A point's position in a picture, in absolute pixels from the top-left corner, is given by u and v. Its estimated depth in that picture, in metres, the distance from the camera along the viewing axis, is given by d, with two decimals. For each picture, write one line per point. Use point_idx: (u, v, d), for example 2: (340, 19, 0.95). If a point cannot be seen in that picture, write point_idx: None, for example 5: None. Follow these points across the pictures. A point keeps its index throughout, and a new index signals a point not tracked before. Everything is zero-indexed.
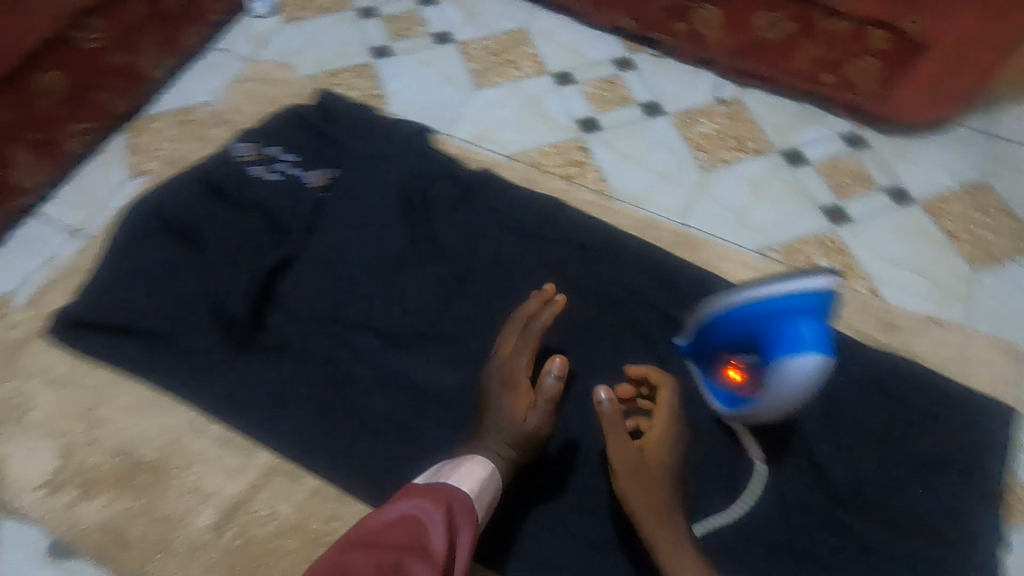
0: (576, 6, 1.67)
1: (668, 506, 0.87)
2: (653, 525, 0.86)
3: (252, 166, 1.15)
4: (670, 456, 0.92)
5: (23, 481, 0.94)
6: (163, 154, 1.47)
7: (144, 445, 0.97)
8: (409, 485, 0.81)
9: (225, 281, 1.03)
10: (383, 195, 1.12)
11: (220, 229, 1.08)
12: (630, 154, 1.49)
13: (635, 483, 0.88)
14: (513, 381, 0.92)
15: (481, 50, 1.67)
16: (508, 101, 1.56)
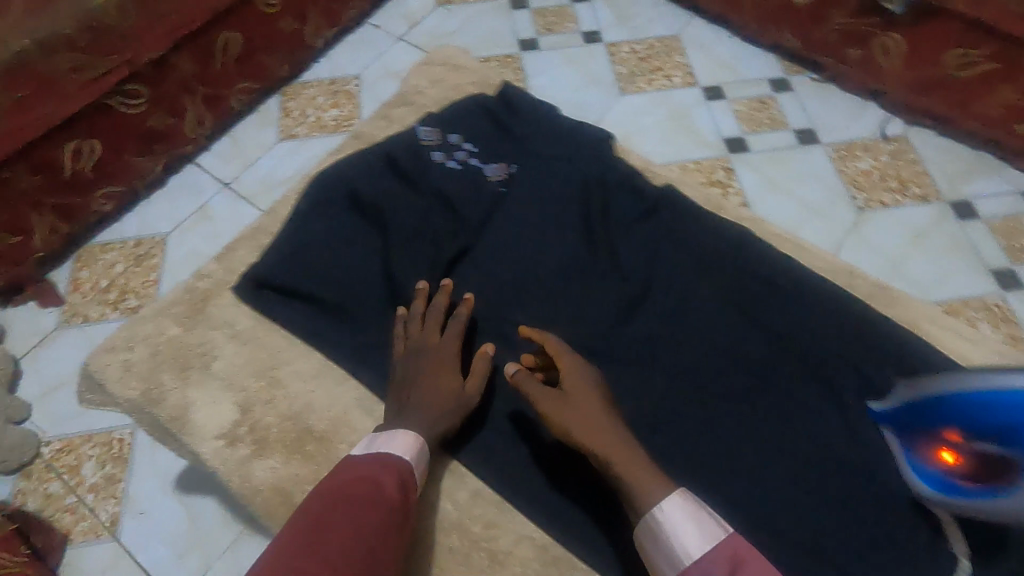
0: (737, 18, 1.58)
1: (622, 440, 0.69)
2: (618, 463, 0.68)
3: (431, 146, 0.84)
4: (585, 382, 0.74)
5: (201, 434, 0.71)
6: (312, 121, 1.51)
7: (316, 413, 0.72)
8: (347, 459, 0.65)
9: (402, 264, 0.78)
10: (559, 197, 0.83)
11: (395, 206, 0.79)
12: (779, 181, 1.40)
13: (584, 421, 0.70)
14: (438, 358, 0.73)
15: (630, 53, 1.61)
16: (654, 110, 1.51)
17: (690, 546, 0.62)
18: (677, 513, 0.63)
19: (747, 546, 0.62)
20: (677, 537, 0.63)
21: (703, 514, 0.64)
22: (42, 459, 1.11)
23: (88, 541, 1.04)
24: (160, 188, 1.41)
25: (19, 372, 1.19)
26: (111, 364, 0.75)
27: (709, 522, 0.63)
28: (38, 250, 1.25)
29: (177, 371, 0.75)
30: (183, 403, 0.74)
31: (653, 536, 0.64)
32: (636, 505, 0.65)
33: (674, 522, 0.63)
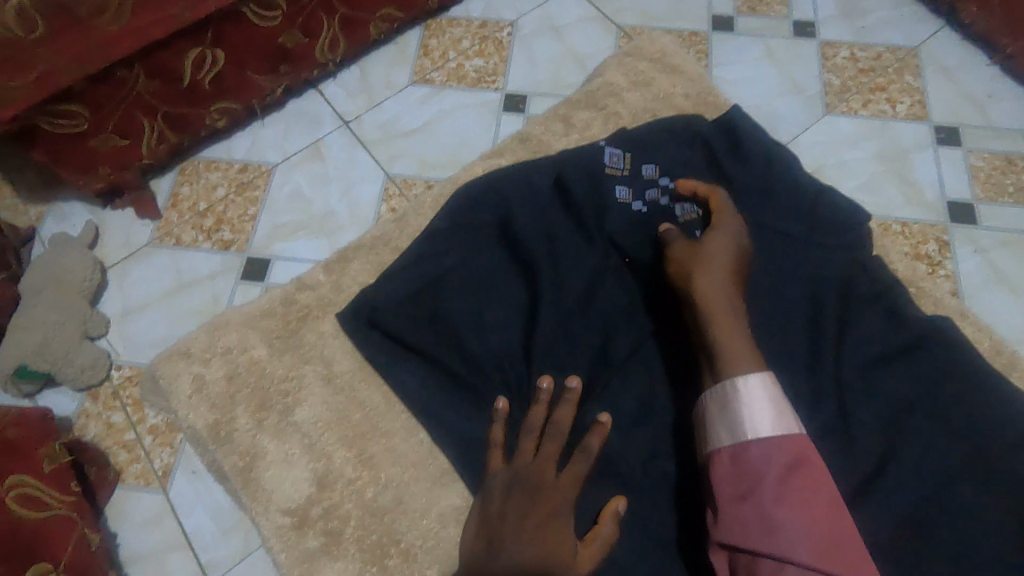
0: (1010, 43, 1.21)
1: (737, 311, 0.71)
2: (719, 326, 0.69)
3: (619, 185, 0.83)
4: (731, 240, 0.75)
5: (271, 498, 0.76)
6: (450, 69, 1.31)
7: (403, 515, 0.75)
8: None
9: (562, 333, 0.78)
10: (767, 288, 0.80)
11: (569, 260, 0.80)
12: (1010, 276, 1.08)
13: (709, 279, 0.72)
14: (548, 508, 0.62)
15: (848, 60, 1.28)
16: (863, 144, 1.20)
17: (759, 425, 0.63)
18: (759, 391, 0.65)
19: (804, 449, 0.63)
20: (746, 399, 0.65)
21: (778, 403, 0.64)
22: (110, 384, 1.06)
23: (138, 486, 0.98)
24: (277, 111, 1.27)
25: (105, 283, 1.13)
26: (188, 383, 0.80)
27: (780, 414, 0.64)
28: (145, 159, 1.15)
29: (254, 412, 0.79)
30: (260, 461, 0.78)
31: (726, 402, 0.66)
32: (720, 364, 0.67)
33: (751, 400, 0.64)
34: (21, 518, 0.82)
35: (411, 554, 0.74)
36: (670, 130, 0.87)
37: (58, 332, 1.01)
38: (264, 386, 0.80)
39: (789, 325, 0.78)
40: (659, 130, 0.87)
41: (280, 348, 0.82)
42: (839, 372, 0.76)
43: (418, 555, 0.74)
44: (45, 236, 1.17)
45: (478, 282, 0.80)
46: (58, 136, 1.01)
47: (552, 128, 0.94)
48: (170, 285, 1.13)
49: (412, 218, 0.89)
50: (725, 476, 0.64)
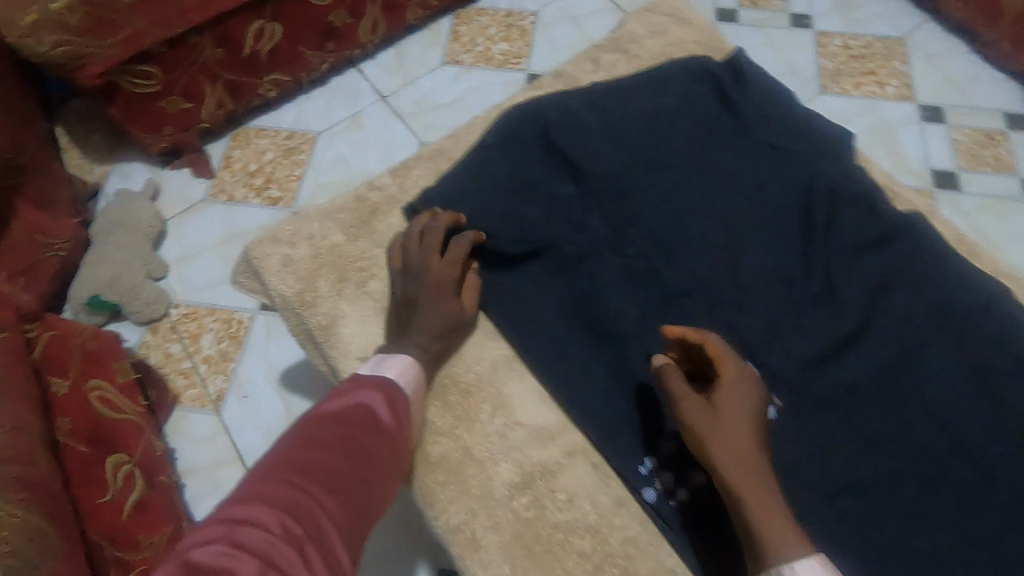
0: (988, 31, 1.33)
1: (764, 468, 0.55)
2: (751, 499, 0.53)
3: (673, 86, 0.75)
4: (750, 401, 0.58)
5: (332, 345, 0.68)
6: (478, 51, 1.43)
7: (462, 361, 0.68)
8: (359, 380, 0.61)
9: (620, 213, 0.68)
10: (843, 175, 0.68)
11: (620, 154, 0.71)
12: (990, 236, 1.19)
13: (739, 456, 0.55)
14: (439, 284, 0.65)
15: (841, 48, 1.40)
16: (855, 120, 1.32)
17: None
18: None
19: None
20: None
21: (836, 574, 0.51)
22: (168, 319, 1.16)
23: (194, 408, 1.08)
24: (321, 86, 1.40)
25: (164, 233, 1.24)
26: (275, 259, 0.70)
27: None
28: (204, 122, 1.28)
29: (335, 281, 0.69)
30: (315, 309, 0.69)
31: None
32: (756, 407, 0.57)
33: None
34: (102, 415, 0.88)
35: (469, 391, 0.66)
36: (678, 65, 0.77)
37: (125, 269, 1.12)
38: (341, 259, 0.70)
39: (880, 197, 0.67)
40: (668, 67, 0.77)
41: (357, 234, 0.72)
42: (928, 245, 0.65)
43: (476, 392, 0.66)
44: (108, 192, 1.28)
45: (528, 176, 0.71)
46: (134, 95, 1.14)
47: None
48: (223, 235, 1.24)
49: None
50: None
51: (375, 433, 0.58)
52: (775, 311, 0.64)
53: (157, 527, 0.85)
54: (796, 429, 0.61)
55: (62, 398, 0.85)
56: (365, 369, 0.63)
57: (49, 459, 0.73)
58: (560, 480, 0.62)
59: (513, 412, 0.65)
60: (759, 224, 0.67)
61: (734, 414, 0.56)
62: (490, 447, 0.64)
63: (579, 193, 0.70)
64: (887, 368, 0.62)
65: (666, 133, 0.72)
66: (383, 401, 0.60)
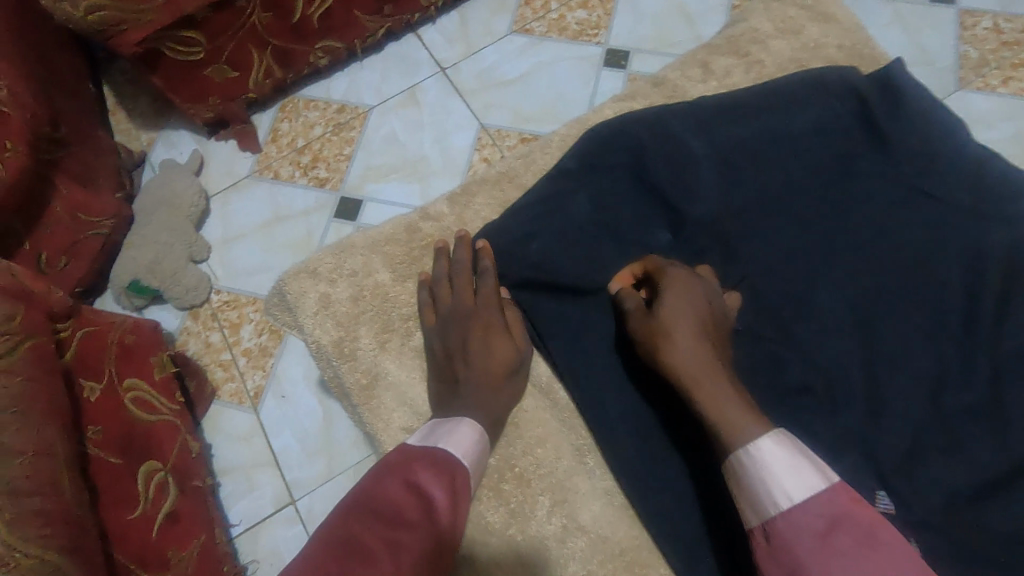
0: None
1: (712, 360, 0.63)
2: (699, 394, 0.61)
3: (807, 120, 0.74)
4: (693, 297, 0.66)
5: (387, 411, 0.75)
6: (551, 19, 1.26)
7: (523, 452, 0.76)
8: (405, 447, 0.65)
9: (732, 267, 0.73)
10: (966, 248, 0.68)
11: (735, 197, 0.73)
12: None
13: (687, 348, 0.64)
14: (484, 325, 0.72)
15: (991, 31, 1.15)
16: (999, 125, 1.09)
17: (787, 485, 0.56)
18: (776, 457, 0.57)
19: (849, 504, 0.55)
20: (764, 462, 0.57)
21: (800, 452, 0.57)
22: (209, 306, 1.11)
23: (232, 404, 1.04)
24: (375, 53, 1.27)
25: (208, 209, 1.18)
26: (312, 300, 0.78)
27: (804, 466, 0.57)
28: (250, 92, 1.18)
29: (378, 329, 0.77)
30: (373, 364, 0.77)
31: (754, 489, 0.57)
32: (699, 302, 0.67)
33: (773, 464, 0.56)
34: (136, 418, 0.84)
35: (525, 481, 0.75)
36: (819, 81, 0.75)
37: (168, 252, 1.07)
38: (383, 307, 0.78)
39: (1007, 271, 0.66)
40: (793, 85, 0.75)
41: (404, 273, 0.81)
42: None
43: (533, 480, 0.75)
44: (154, 161, 1.22)
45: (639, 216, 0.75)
46: (178, 63, 1.05)
47: (691, 74, 0.90)
48: (268, 217, 1.17)
49: (539, 156, 0.88)
50: (791, 534, 0.55)
51: (426, 527, 0.59)
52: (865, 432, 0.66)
53: (187, 539, 0.83)
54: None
55: (95, 402, 0.82)
56: (419, 438, 0.67)
57: (75, 482, 0.69)
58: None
59: (575, 513, 0.73)
60: (891, 279, 0.70)
61: (678, 307, 0.66)
62: (547, 550, 0.72)
63: (675, 242, 0.74)
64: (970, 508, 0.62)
65: (793, 162, 0.74)
66: (438, 485, 0.62)
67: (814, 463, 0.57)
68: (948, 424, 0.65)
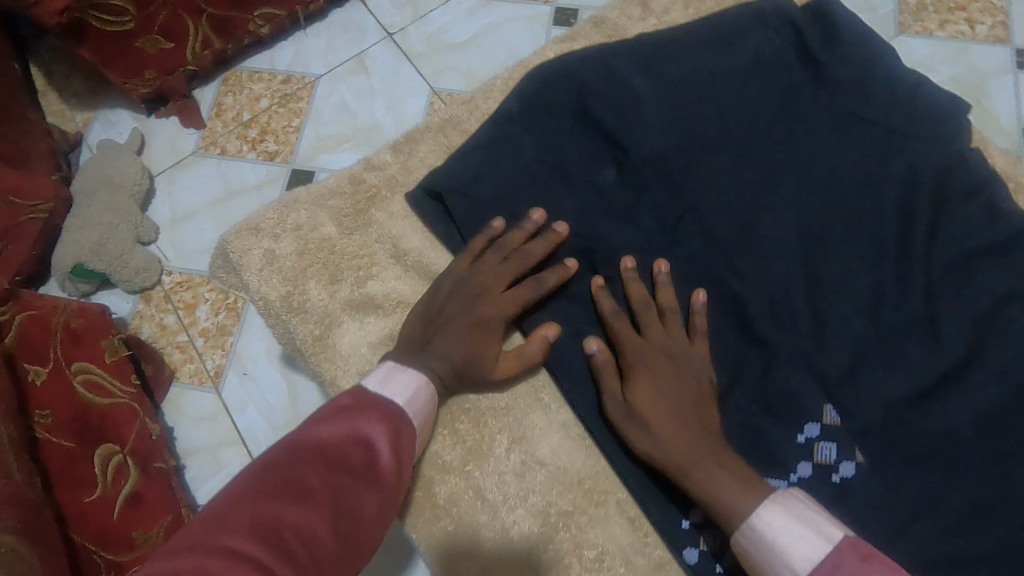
0: None
1: (700, 435, 0.61)
2: (694, 479, 0.60)
3: (765, 42, 0.74)
4: (685, 371, 0.64)
5: (345, 365, 0.69)
6: None
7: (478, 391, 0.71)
8: (359, 390, 0.58)
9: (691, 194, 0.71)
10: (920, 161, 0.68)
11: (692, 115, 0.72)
12: None
13: (672, 429, 0.61)
14: (479, 293, 0.66)
15: None
16: (937, 68, 1.12)
17: (791, 556, 0.54)
18: (778, 527, 0.56)
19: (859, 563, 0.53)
20: (763, 535, 0.56)
21: (806, 519, 0.56)
22: (162, 288, 1.07)
23: (192, 384, 1.02)
24: (320, 21, 1.23)
25: (153, 189, 1.13)
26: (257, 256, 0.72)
27: (810, 533, 0.55)
28: (190, 65, 1.13)
29: (326, 281, 0.71)
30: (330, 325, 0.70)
31: (755, 560, 0.57)
32: (671, 374, 0.63)
33: (775, 535, 0.55)
34: (89, 403, 0.81)
35: (481, 418, 0.70)
36: (756, 13, 0.74)
37: (113, 233, 1.03)
38: (334, 259, 0.72)
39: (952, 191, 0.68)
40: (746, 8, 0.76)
41: (351, 226, 0.74)
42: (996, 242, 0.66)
43: (490, 419, 0.70)
44: (92, 142, 1.16)
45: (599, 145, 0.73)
46: (107, 34, 1.02)
47: (629, 13, 0.89)
48: (219, 193, 1.13)
49: (484, 106, 0.86)
50: None
51: (368, 482, 0.53)
52: (828, 348, 0.65)
53: (153, 521, 0.79)
54: (837, 490, 0.62)
55: (42, 385, 0.80)
56: (374, 384, 0.59)
57: (24, 470, 0.67)
58: (588, 532, 0.67)
59: (533, 447, 0.70)
60: (845, 189, 0.69)
61: (665, 386, 0.63)
62: (505, 487, 0.68)
63: (620, 179, 0.72)
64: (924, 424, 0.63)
65: (730, 95, 0.73)
66: (389, 442, 0.55)
67: (805, 516, 0.56)
68: (901, 340, 0.66)
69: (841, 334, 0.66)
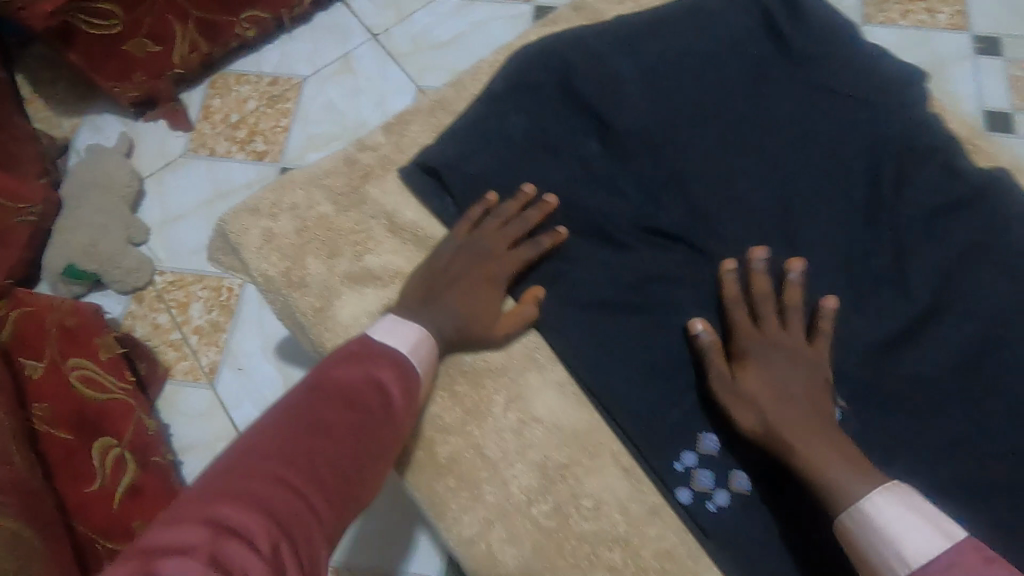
0: None
1: (822, 423, 0.52)
2: (802, 462, 0.50)
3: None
4: (809, 357, 0.55)
5: (345, 334, 0.63)
6: None
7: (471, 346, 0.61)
8: (365, 338, 0.55)
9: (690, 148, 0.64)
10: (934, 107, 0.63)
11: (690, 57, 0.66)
12: None
13: (790, 419, 0.52)
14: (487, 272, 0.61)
15: None
16: (902, 56, 1.18)
17: (906, 551, 0.45)
18: (891, 516, 0.46)
19: (982, 565, 0.44)
20: (874, 522, 0.47)
21: (920, 511, 0.47)
22: (154, 288, 1.08)
23: (188, 381, 1.02)
24: (305, 25, 1.25)
25: (143, 192, 1.14)
26: (254, 234, 0.66)
27: (923, 526, 0.46)
28: (178, 69, 1.14)
29: (325, 255, 0.65)
30: (330, 294, 0.64)
31: (858, 554, 0.47)
32: (790, 359, 0.55)
33: (886, 525, 0.46)
34: (88, 399, 0.82)
35: (478, 377, 0.61)
36: None
37: (105, 235, 1.04)
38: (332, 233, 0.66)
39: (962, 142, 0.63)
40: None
41: (347, 204, 0.68)
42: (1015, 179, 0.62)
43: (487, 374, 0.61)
44: (80, 147, 1.17)
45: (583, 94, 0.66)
46: (96, 37, 1.05)
47: None
48: (209, 194, 1.14)
49: None
50: None
51: (383, 419, 0.51)
52: (860, 288, 0.58)
53: (155, 513, 0.80)
54: (871, 429, 0.54)
55: (39, 380, 0.80)
56: (379, 333, 0.56)
57: (25, 461, 0.67)
58: (587, 485, 0.57)
59: (530, 404, 0.60)
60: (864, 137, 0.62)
61: (781, 372, 0.54)
62: (504, 444, 0.59)
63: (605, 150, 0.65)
64: (967, 359, 0.55)
65: (719, 56, 0.66)
66: (397, 384, 0.53)
67: None
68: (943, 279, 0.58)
69: (871, 277, 0.59)
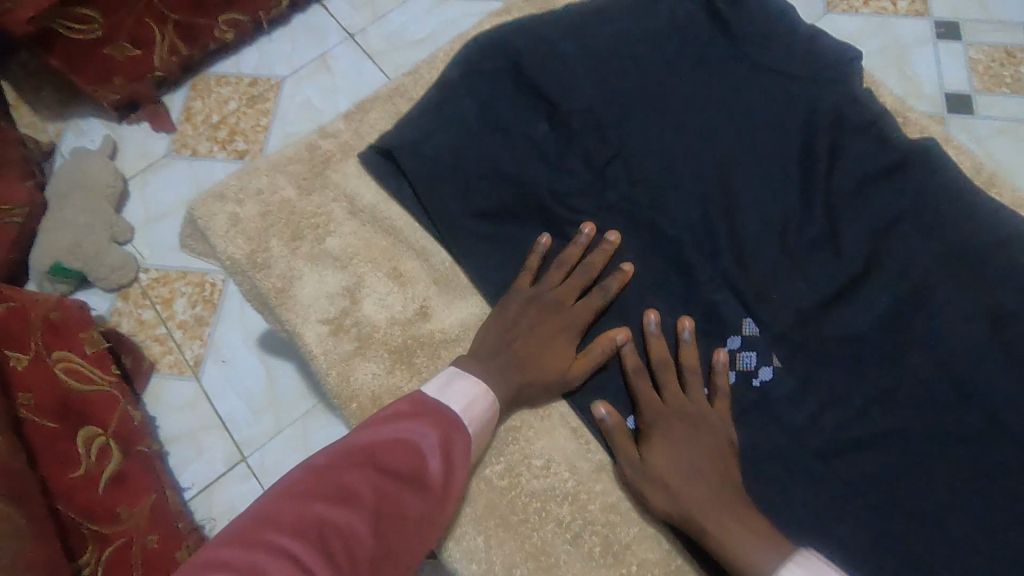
0: None
1: (721, 491, 0.54)
2: (713, 536, 0.53)
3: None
4: (712, 421, 0.58)
5: (305, 311, 0.66)
6: None
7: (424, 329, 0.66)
8: (419, 397, 0.55)
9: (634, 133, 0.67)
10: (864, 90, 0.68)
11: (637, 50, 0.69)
12: (1005, 164, 1.10)
13: (694, 489, 0.55)
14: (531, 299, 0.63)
15: None
16: (864, 41, 1.20)
17: None
18: None
19: None
20: None
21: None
22: (139, 285, 1.11)
23: (172, 374, 1.05)
24: (283, 26, 1.28)
25: (127, 192, 1.17)
26: (222, 218, 0.70)
27: None
28: (157, 70, 1.18)
29: (287, 237, 0.69)
30: (289, 274, 0.68)
31: None
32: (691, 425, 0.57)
33: None
34: (70, 387, 0.85)
35: (435, 350, 0.65)
36: None
37: (88, 234, 1.06)
38: (293, 217, 0.69)
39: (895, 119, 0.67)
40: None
41: (310, 188, 0.71)
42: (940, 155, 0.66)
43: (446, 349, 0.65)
44: (65, 150, 1.20)
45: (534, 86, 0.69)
46: (74, 42, 1.05)
47: None
48: (191, 193, 1.17)
49: None
50: None
51: (418, 490, 0.50)
52: (790, 262, 0.62)
53: (139, 496, 0.85)
54: (798, 387, 0.59)
55: (21, 371, 0.80)
56: (433, 390, 0.56)
57: (12, 447, 0.70)
58: (536, 447, 0.62)
59: None
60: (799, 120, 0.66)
61: (681, 443, 0.57)
62: None
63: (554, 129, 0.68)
64: (891, 325, 0.59)
65: (663, 45, 0.69)
66: (438, 454, 0.52)
67: None
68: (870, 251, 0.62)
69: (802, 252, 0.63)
